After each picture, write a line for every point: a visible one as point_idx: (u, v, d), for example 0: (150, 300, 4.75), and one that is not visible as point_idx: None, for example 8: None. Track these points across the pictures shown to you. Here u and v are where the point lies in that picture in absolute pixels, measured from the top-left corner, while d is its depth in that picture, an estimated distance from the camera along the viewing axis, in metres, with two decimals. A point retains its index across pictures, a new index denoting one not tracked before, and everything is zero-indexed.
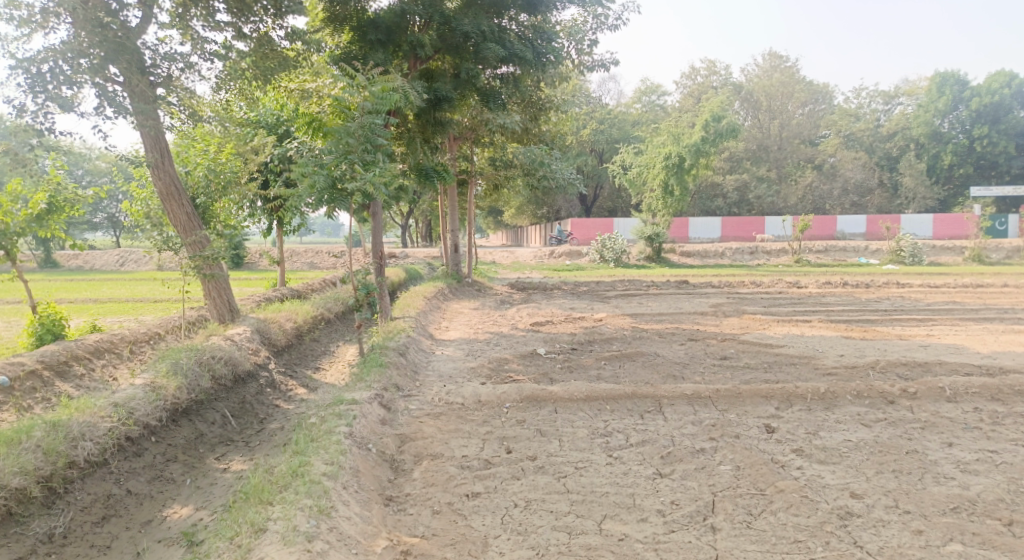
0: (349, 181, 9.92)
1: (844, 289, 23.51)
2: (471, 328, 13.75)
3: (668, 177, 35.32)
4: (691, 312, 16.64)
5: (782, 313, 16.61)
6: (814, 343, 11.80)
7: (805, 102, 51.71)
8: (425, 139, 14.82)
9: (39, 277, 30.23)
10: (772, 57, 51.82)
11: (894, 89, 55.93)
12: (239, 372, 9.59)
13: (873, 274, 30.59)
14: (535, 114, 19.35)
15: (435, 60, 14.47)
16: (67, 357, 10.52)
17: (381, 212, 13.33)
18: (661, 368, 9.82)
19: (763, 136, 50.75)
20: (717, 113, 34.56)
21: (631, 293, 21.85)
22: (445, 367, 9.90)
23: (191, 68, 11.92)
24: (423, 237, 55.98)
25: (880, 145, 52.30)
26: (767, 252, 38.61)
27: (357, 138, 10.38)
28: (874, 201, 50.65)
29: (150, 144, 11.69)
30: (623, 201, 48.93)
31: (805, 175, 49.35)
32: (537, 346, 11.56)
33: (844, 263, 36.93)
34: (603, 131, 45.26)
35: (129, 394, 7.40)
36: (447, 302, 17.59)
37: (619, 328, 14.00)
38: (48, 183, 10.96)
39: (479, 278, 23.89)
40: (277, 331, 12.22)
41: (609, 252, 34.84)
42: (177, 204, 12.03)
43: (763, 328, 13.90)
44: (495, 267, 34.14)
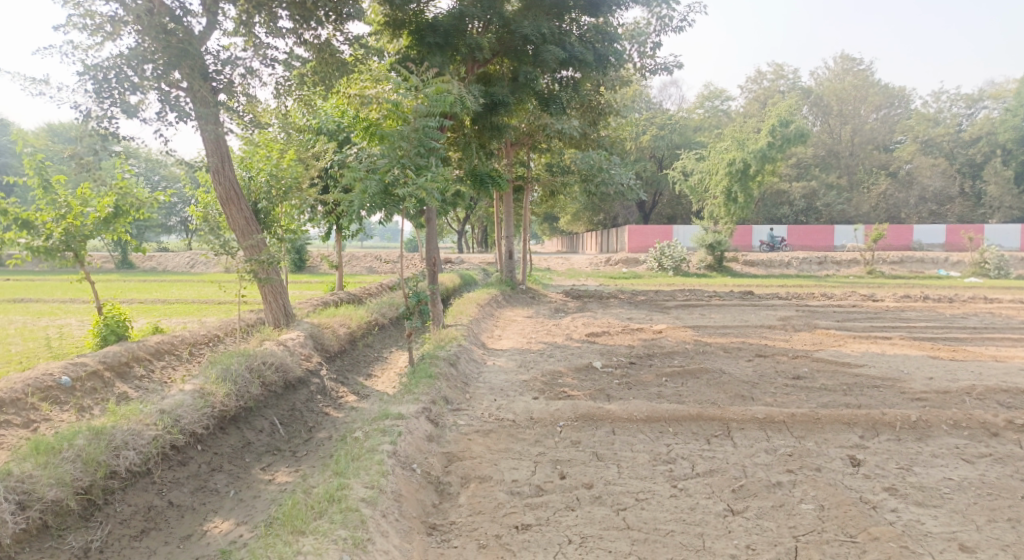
0: (401, 187, 9.66)
1: (924, 303, 22.17)
2: (526, 337, 13.34)
3: (732, 184, 34.24)
4: (758, 325, 15.85)
5: (856, 328, 15.66)
6: (896, 363, 10.96)
7: (879, 106, 49.50)
8: (482, 144, 14.48)
9: (110, 276, 31.24)
10: (845, 60, 49.73)
11: (977, 92, 53.05)
12: (290, 379, 9.42)
13: (955, 288, 28.87)
14: (594, 119, 18.85)
15: (493, 63, 14.18)
16: (127, 358, 10.56)
17: (435, 217, 13.07)
18: (726, 386, 9.20)
19: (833, 142, 48.80)
20: (785, 118, 33.29)
21: (692, 303, 21.10)
22: (498, 379, 9.52)
23: (252, 75, 11.93)
24: (480, 242, 55.91)
25: (961, 152, 49.65)
26: (837, 262, 36.99)
27: (410, 141, 10.15)
28: (953, 210, 48.08)
29: (212, 149, 11.71)
30: (685, 208, 47.77)
31: (878, 182, 47.21)
32: (594, 359, 11.09)
33: (921, 275, 35.06)
34: (665, 137, 44.29)
35: (176, 400, 7.27)
36: (502, 309, 17.24)
37: (681, 341, 13.38)
38: (115, 187, 10.99)
39: (535, 285, 23.47)
40: (331, 337, 12.06)
41: (669, 260, 33.93)
42: (235, 207, 12.05)
43: (837, 345, 13.06)
44: (551, 273, 33.67)
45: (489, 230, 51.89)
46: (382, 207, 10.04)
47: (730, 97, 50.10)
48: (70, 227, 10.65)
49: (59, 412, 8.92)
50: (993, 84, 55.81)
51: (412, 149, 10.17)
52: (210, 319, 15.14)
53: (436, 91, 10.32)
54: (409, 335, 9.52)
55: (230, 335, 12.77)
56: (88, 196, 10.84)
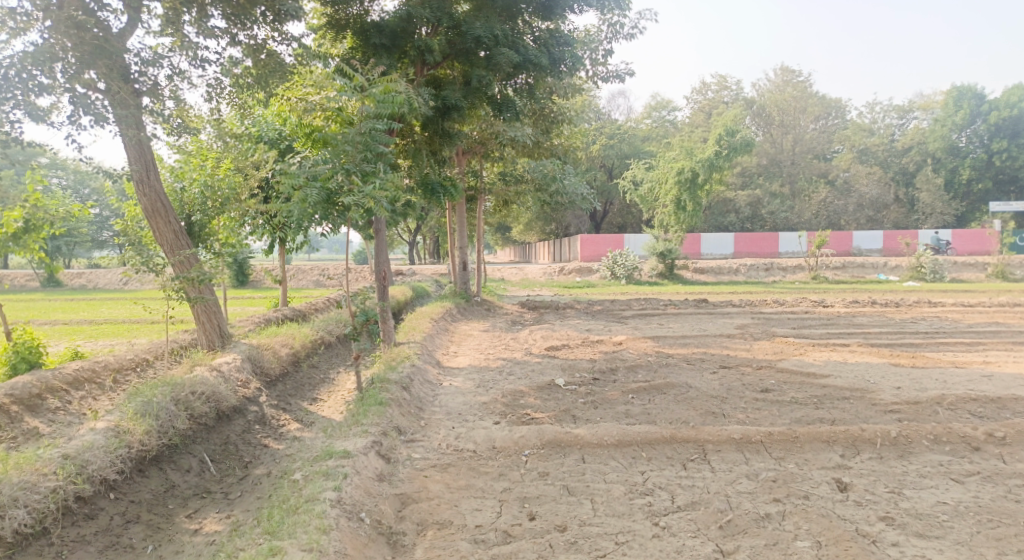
0: (344, 195, 8.90)
1: (873, 309, 22.37)
2: (481, 353, 12.69)
3: (681, 193, 34.42)
4: (716, 335, 15.56)
5: (813, 335, 15.51)
6: (862, 372, 10.71)
7: (819, 116, 50.66)
8: (432, 151, 13.76)
9: (35, 296, 29.42)
10: (784, 72, 50.73)
11: (909, 103, 54.80)
12: (224, 409, 8.58)
13: (897, 293, 29.47)
14: (548, 127, 18.45)
15: (443, 68, 13.61)
16: (40, 390, 9.55)
17: (385, 227, 12.32)
18: (696, 404, 8.73)
19: (776, 152, 49.68)
20: (731, 127, 33.62)
21: (648, 312, 20.79)
22: (455, 402, 8.85)
23: (180, 76, 11.08)
24: (430, 254, 55.03)
25: (896, 160, 51.22)
26: (783, 269, 37.46)
27: (356, 145, 9.41)
28: (890, 216, 49.47)
29: (135, 156, 10.80)
30: (633, 217, 47.88)
31: (819, 191, 48.30)
32: (555, 375, 10.52)
33: (863, 280, 35.79)
34: (613, 147, 44.35)
35: (84, 443, 6.42)
36: (456, 323, 16.57)
37: (642, 353, 12.93)
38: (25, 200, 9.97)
39: (488, 296, 22.88)
40: (271, 359, 11.20)
41: (621, 268, 33.75)
42: (165, 222, 11.12)
43: (798, 355, 12.80)
44: (503, 284, 33.14)
45: (439, 240, 51.12)
46: (325, 217, 9.27)
47: (676, 107, 50.60)
48: None
49: None
50: (922, 95, 57.90)
51: (358, 154, 9.47)
52: (142, 341, 14.08)
53: (383, 91, 9.68)
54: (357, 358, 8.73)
55: (160, 359, 11.80)
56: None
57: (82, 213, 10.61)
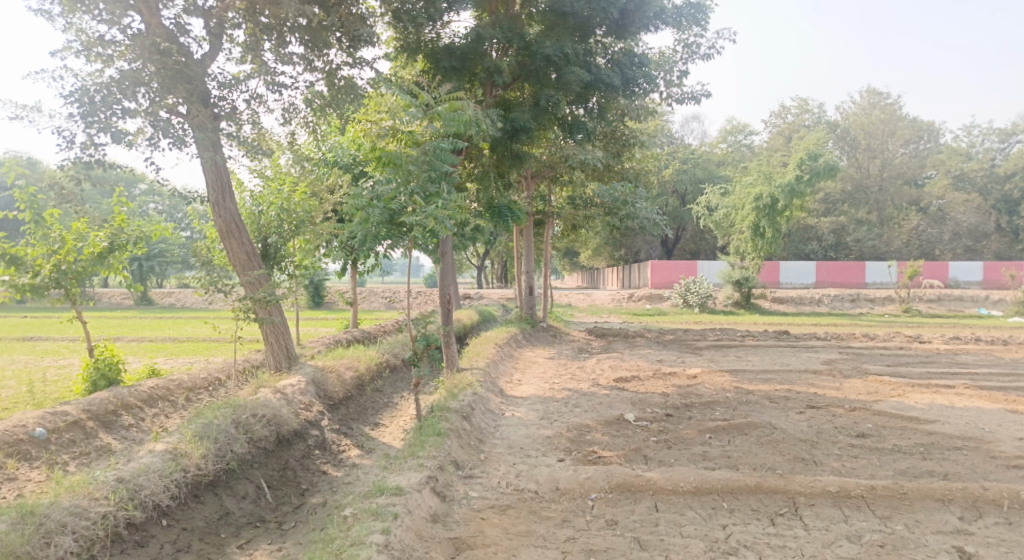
0: (407, 215, 8.69)
1: (976, 346, 20.65)
2: (548, 382, 12.17)
3: (759, 219, 33.12)
4: (801, 370, 14.54)
5: (909, 375, 14.31)
6: (971, 419, 9.65)
7: (909, 140, 48.15)
8: (500, 173, 13.38)
9: (126, 313, 30.71)
10: (870, 94, 48.50)
11: (1011, 126, 51.37)
12: (284, 432, 8.35)
13: (1001, 329, 27.29)
14: (618, 150, 17.98)
15: (512, 90, 13.31)
16: (114, 406, 9.60)
17: (451, 248, 12.03)
18: (782, 448, 7.97)
19: (862, 177, 47.08)
20: (814, 151, 32.32)
21: (723, 343, 19.82)
22: (518, 435, 8.37)
23: (257, 101, 11.16)
24: (499, 278, 54.89)
25: (995, 187, 48.08)
26: (871, 300, 35.47)
27: (419, 165, 9.17)
28: (990, 246, 46.32)
29: (213, 178, 10.82)
30: (708, 243, 46.48)
31: (910, 219, 45.72)
32: (625, 409, 9.91)
33: (960, 314, 33.45)
34: (688, 171, 43.27)
35: (138, 467, 6.25)
36: (522, 350, 16.11)
37: (718, 388, 12.15)
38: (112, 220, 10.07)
39: (556, 322, 22.35)
40: (335, 382, 11.00)
41: (694, 296, 32.62)
42: (238, 243, 11.15)
43: (892, 395, 11.76)
44: (572, 310, 32.52)
45: (510, 265, 50.95)
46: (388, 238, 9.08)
47: (754, 131, 49.08)
48: (62, 263, 9.70)
49: (29, 470, 7.92)
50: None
51: (422, 174, 9.25)
52: (217, 359, 14.22)
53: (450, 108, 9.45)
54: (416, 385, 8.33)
55: (231, 378, 11.80)
56: (83, 230, 9.93)
57: (164, 233, 10.55)
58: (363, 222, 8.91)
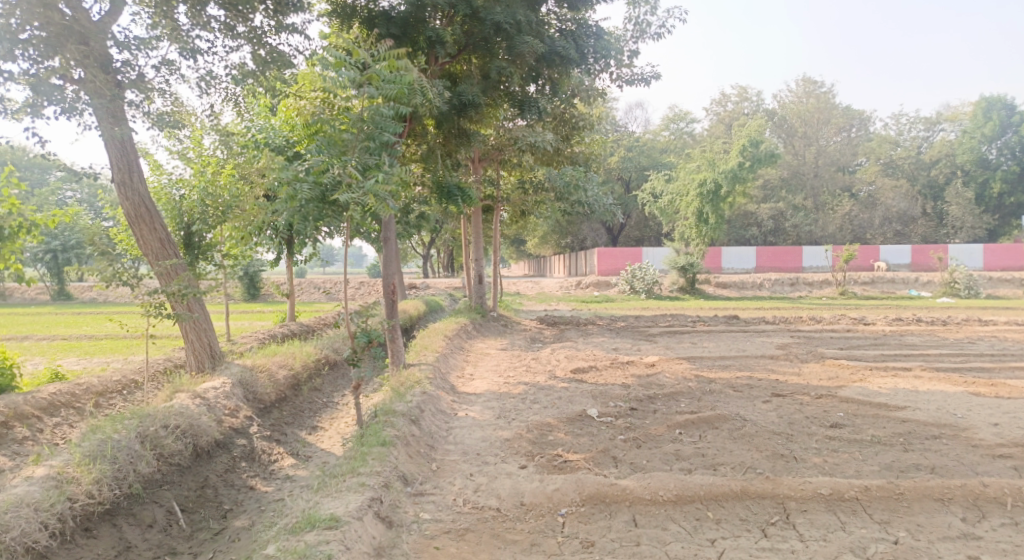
0: (341, 191, 7.71)
1: (918, 327, 20.79)
2: (502, 376, 11.40)
3: (703, 205, 33.05)
4: (758, 356, 14.14)
5: (865, 359, 14.05)
6: (940, 404, 9.32)
7: (843, 128, 49.03)
8: (448, 152, 12.42)
9: (42, 309, 28.60)
10: (806, 82, 49.27)
11: (936, 115, 52.95)
12: (204, 444, 7.34)
13: (934, 309, 27.88)
14: (568, 133, 17.28)
15: (458, 63, 12.33)
16: (6, 417, 8.37)
17: (395, 232, 10.98)
18: (760, 445, 7.38)
19: (798, 164, 47.89)
20: (756, 138, 32.28)
21: (675, 329, 19.38)
22: (472, 438, 7.55)
23: (169, 68, 9.99)
24: (444, 268, 53.85)
25: (922, 173, 49.58)
26: (809, 284, 35.95)
27: (356, 133, 8.19)
28: (918, 230, 47.73)
29: (116, 155, 9.59)
30: (652, 230, 46.45)
31: (843, 204, 46.68)
32: (587, 404, 9.20)
33: (893, 296, 34.19)
34: (632, 159, 43.13)
35: (9, 501, 5.22)
36: (472, 341, 15.27)
37: (678, 377, 11.57)
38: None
39: (504, 311, 21.58)
40: (266, 383, 9.97)
41: (640, 282, 32.38)
42: (149, 229, 9.90)
43: (853, 380, 11.41)
44: (518, 298, 31.86)
45: (454, 254, 49.95)
46: (320, 218, 8.07)
47: (695, 119, 49.16)
48: None
49: None
50: (950, 106, 56.01)
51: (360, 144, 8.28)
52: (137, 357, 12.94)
53: (388, 68, 8.51)
54: (355, 390, 7.31)
55: (148, 381, 10.62)
56: None
57: (64, 219, 9.33)
58: (292, 200, 7.90)
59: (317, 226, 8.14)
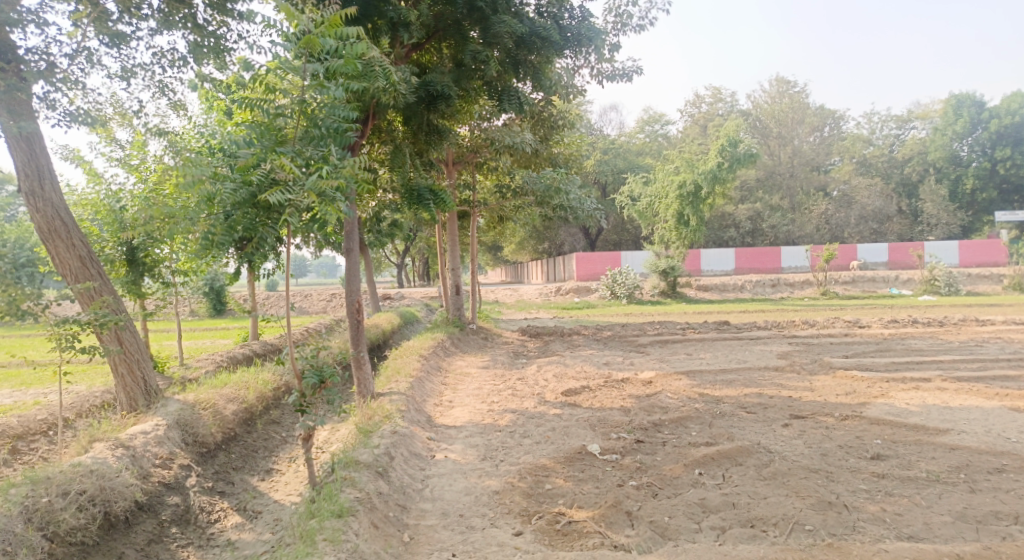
0: (271, 190, 6.36)
1: (916, 330, 19.79)
2: (486, 401, 10.09)
3: (683, 207, 32.03)
4: (761, 369, 12.97)
5: (877, 368, 12.94)
6: (986, 426, 8.20)
7: (817, 127, 48.48)
8: (418, 151, 11.02)
9: None
10: (779, 82, 48.63)
11: (906, 113, 52.70)
12: (119, 513, 6.15)
13: (920, 309, 27.08)
14: (547, 134, 15.90)
15: (426, 52, 11.11)
16: None
17: (359, 236, 9.41)
18: (797, 487, 6.17)
19: (774, 164, 46.93)
20: (734, 137, 31.34)
21: (665, 339, 18.17)
22: (453, 491, 6.26)
23: (88, 58, 8.57)
24: (419, 277, 52.35)
25: (896, 171, 49.27)
26: (790, 285, 35.08)
27: (296, 118, 6.73)
28: (894, 228, 47.27)
29: (24, 159, 8.16)
30: (630, 233, 45.44)
31: (818, 203, 46.11)
32: (585, 438, 7.92)
33: (874, 295, 33.44)
34: (607, 162, 42.14)
35: None
36: (450, 359, 13.92)
37: (682, 397, 10.34)
38: None
39: (483, 322, 20.22)
40: (211, 422, 8.56)
41: (620, 288, 31.30)
42: (66, 247, 8.43)
43: (874, 396, 10.26)
44: (496, 307, 30.54)
45: (428, 262, 48.49)
46: (251, 224, 6.90)
47: (669, 121, 48.35)
48: None
49: None
50: (919, 104, 55.88)
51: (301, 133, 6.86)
52: (77, 386, 11.41)
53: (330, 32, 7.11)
54: (307, 441, 5.95)
55: (78, 418, 9.10)
56: None
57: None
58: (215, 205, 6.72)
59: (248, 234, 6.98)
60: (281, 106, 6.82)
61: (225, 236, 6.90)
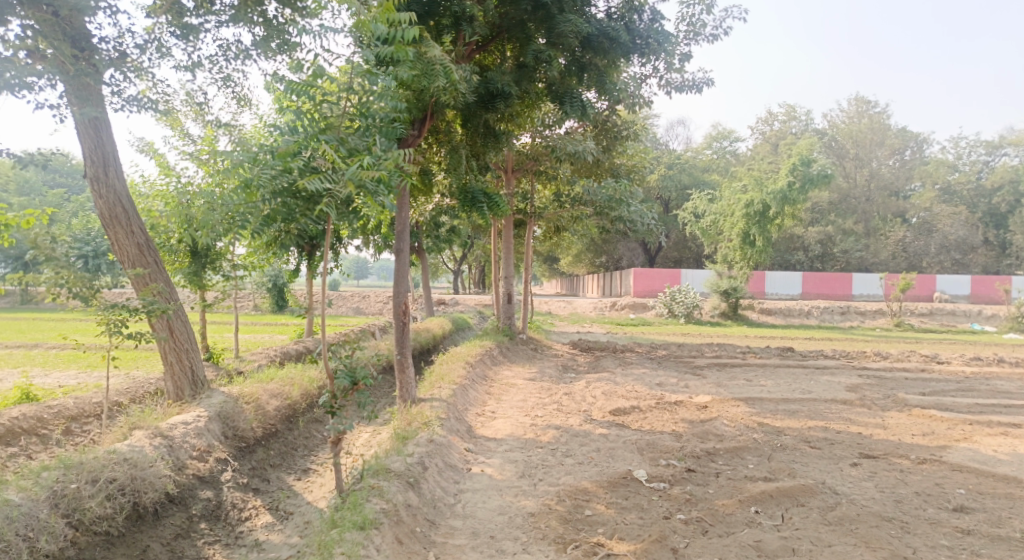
0: (309, 177, 5.88)
1: (1002, 369, 18.39)
2: (530, 415, 9.69)
3: (749, 227, 30.96)
4: (826, 401, 12.16)
5: (956, 408, 11.97)
6: None
7: (897, 151, 46.37)
8: (475, 154, 10.79)
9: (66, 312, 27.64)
10: (858, 102, 46.73)
11: (997, 139, 49.89)
12: (147, 504, 6.03)
13: (1004, 347, 25.35)
14: (610, 144, 15.44)
15: (488, 53, 10.88)
16: None
17: (410, 241, 9.17)
18: (866, 537, 5.60)
19: (849, 187, 45.06)
20: (807, 157, 30.16)
21: (724, 362, 17.39)
22: (488, 509, 5.91)
23: (158, 49, 8.63)
24: (476, 283, 52.28)
25: (982, 200, 46.63)
26: (861, 313, 33.47)
27: (341, 108, 6.47)
28: (977, 260, 44.69)
29: (90, 145, 8.22)
30: (692, 251, 44.32)
31: (896, 230, 44.02)
32: (632, 462, 7.44)
33: (953, 329, 31.55)
34: (672, 177, 41.26)
35: None
36: (498, 369, 13.58)
37: (739, 425, 9.71)
38: None
39: (535, 333, 19.83)
40: (252, 416, 8.42)
41: (680, 306, 30.43)
42: (125, 235, 8.45)
43: (953, 439, 9.42)
44: (551, 318, 30.11)
45: (486, 270, 48.39)
46: (290, 216, 6.33)
47: (739, 138, 47.09)
48: None
49: None
50: (1011, 130, 52.86)
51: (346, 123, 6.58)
52: (133, 371, 11.50)
53: (382, 19, 6.91)
54: (335, 445, 5.73)
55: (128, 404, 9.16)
56: None
57: (43, 222, 7.03)
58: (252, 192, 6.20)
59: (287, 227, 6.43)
60: (329, 95, 6.55)
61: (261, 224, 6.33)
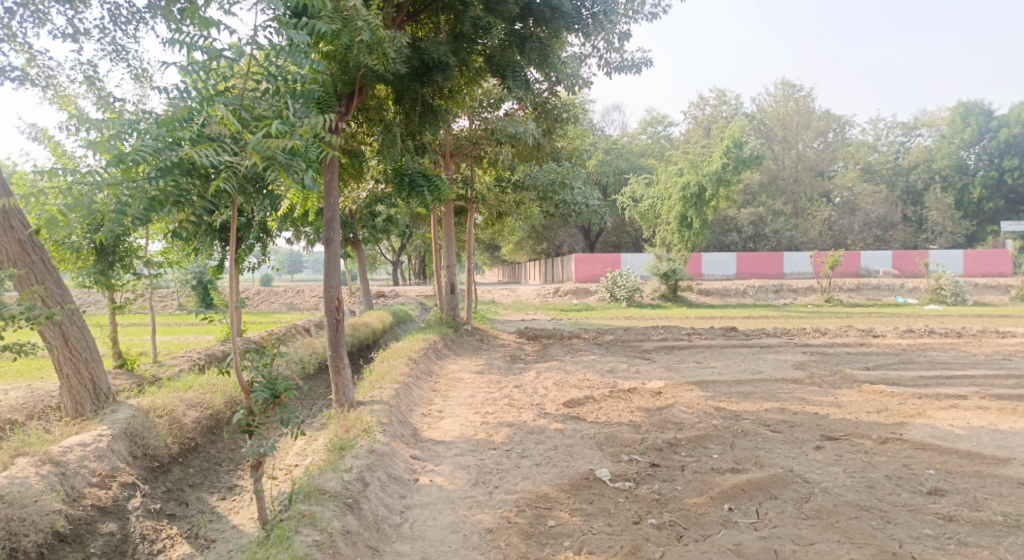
0: (200, 147, 4.97)
1: (936, 341, 18.73)
2: (479, 412, 9.04)
3: (686, 209, 31.01)
4: (778, 381, 11.93)
5: (904, 382, 11.92)
6: None
7: (822, 132, 47.45)
8: (411, 134, 10.07)
9: None
10: (785, 85, 47.52)
11: (913, 119, 51.71)
12: (28, 550, 5.20)
13: (928, 319, 26.10)
14: (550, 127, 14.83)
15: (422, 25, 10.11)
16: None
17: (341, 228, 8.29)
18: (849, 532, 5.18)
19: (778, 169, 45.92)
20: (740, 138, 30.22)
21: (671, 345, 17.12)
22: (438, 529, 5.23)
23: (37, 14, 7.48)
24: (416, 276, 51.34)
25: (901, 178, 48.29)
26: (793, 291, 34.09)
27: (241, 68, 5.59)
28: (897, 235, 46.29)
29: None
30: (630, 236, 44.43)
31: (822, 208, 44.36)
32: (593, 460, 6.88)
33: (878, 303, 32.41)
34: (609, 162, 41.18)
35: None
36: (443, 363, 12.88)
37: (696, 411, 9.30)
38: None
39: (479, 324, 19.21)
40: (167, 431, 7.51)
41: (620, 290, 30.26)
42: (2, 230, 7.34)
43: (910, 415, 9.24)
44: (493, 307, 29.57)
45: (425, 262, 47.47)
46: (182, 196, 5.40)
47: (672, 122, 47.39)
48: None
49: None
50: (926, 111, 54.97)
51: (250, 86, 5.69)
52: (35, 384, 10.36)
53: None
54: (256, 468, 5.02)
55: (26, 421, 8.11)
56: None
57: None
58: (132, 168, 5.24)
59: (180, 209, 5.50)
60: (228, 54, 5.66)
61: (145, 211, 5.33)
